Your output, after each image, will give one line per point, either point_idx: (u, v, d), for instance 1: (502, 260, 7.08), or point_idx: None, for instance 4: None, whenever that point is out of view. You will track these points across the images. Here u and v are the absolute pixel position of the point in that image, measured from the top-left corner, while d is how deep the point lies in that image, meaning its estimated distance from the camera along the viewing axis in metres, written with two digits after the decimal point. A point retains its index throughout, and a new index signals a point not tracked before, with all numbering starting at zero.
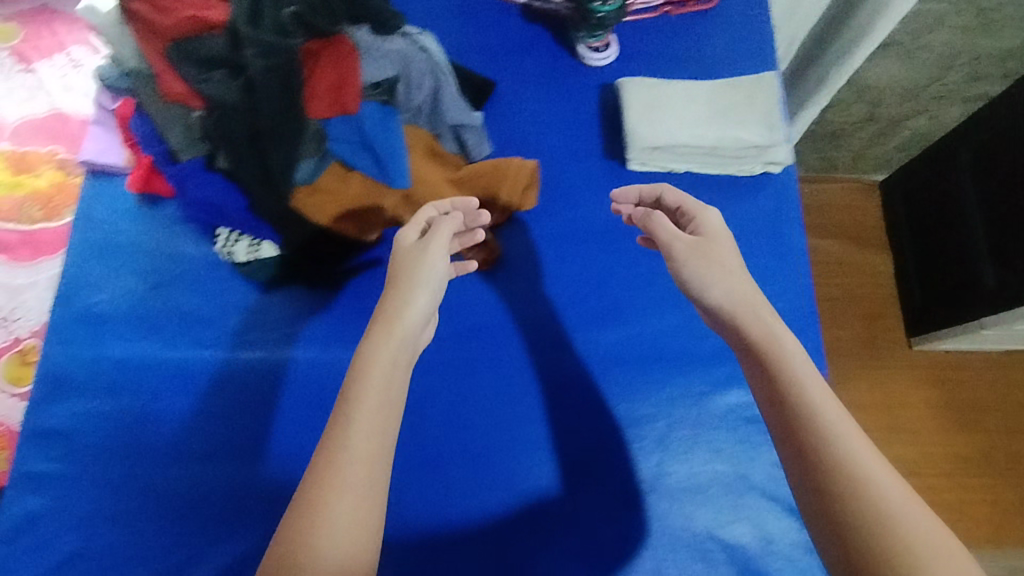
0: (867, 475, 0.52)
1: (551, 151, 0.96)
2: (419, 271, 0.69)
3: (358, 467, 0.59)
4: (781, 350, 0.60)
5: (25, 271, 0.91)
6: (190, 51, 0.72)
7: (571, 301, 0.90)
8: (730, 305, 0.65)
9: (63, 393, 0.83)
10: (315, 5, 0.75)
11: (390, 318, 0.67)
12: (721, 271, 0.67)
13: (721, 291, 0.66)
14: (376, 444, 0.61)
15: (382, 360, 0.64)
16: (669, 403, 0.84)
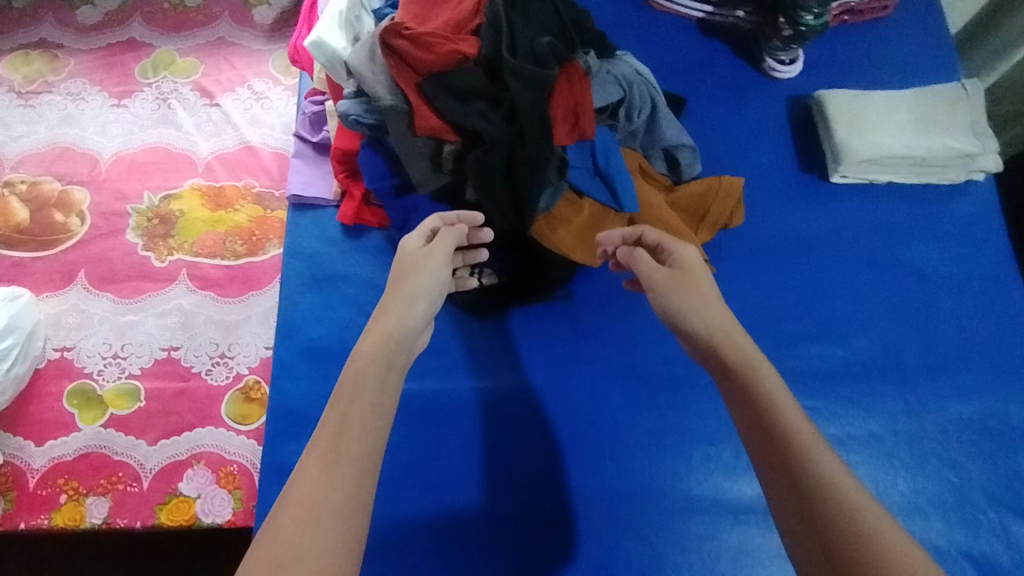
0: (842, 489, 0.51)
1: (746, 164, 0.96)
2: (405, 285, 0.69)
3: (351, 470, 0.55)
4: (758, 372, 0.59)
5: (237, 306, 0.91)
6: (449, 83, 0.73)
7: (785, 315, 0.89)
8: (707, 333, 0.64)
9: (296, 429, 0.82)
10: (559, 33, 0.77)
11: (382, 330, 0.66)
12: (699, 297, 0.66)
13: (699, 319, 0.64)
14: (336, 454, 0.55)
15: (373, 362, 0.63)
16: (900, 418, 0.85)
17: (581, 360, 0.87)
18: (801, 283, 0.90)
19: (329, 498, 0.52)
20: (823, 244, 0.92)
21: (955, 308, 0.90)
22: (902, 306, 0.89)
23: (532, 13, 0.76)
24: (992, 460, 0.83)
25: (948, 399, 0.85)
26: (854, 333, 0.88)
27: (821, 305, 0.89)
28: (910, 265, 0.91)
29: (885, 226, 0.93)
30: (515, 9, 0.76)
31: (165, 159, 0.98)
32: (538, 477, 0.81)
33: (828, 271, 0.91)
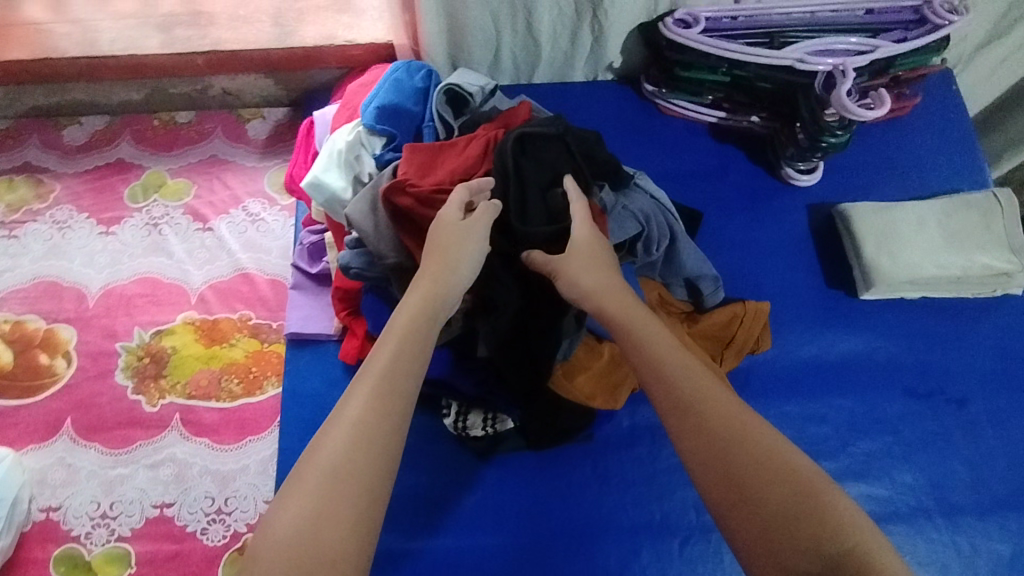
0: (725, 413, 0.56)
1: (769, 280, 0.91)
2: (452, 251, 0.63)
3: (386, 432, 0.52)
4: (637, 325, 0.63)
5: (234, 454, 0.85)
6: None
7: (820, 448, 0.83)
8: (594, 292, 0.65)
9: None
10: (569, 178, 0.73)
11: (424, 290, 0.62)
12: (582, 265, 0.65)
13: (589, 282, 0.65)
14: (372, 414, 0.53)
15: (412, 328, 0.59)
16: (953, 564, 0.78)
17: (604, 508, 0.81)
18: (834, 410, 0.85)
19: (358, 464, 0.50)
20: (855, 367, 0.87)
21: (1003, 436, 0.84)
22: (945, 435, 0.84)
23: (541, 155, 0.73)
24: None
25: (1001, 540, 0.79)
26: (895, 467, 0.82)
27: (857, 435, 0.84)
28: (950, 389, 0.86)
29: (919, 346, 0.88)
30: (524, 156, 0.72)
31: (156, 290, 0.93)
32: None
33: (863, 398, 0.85)
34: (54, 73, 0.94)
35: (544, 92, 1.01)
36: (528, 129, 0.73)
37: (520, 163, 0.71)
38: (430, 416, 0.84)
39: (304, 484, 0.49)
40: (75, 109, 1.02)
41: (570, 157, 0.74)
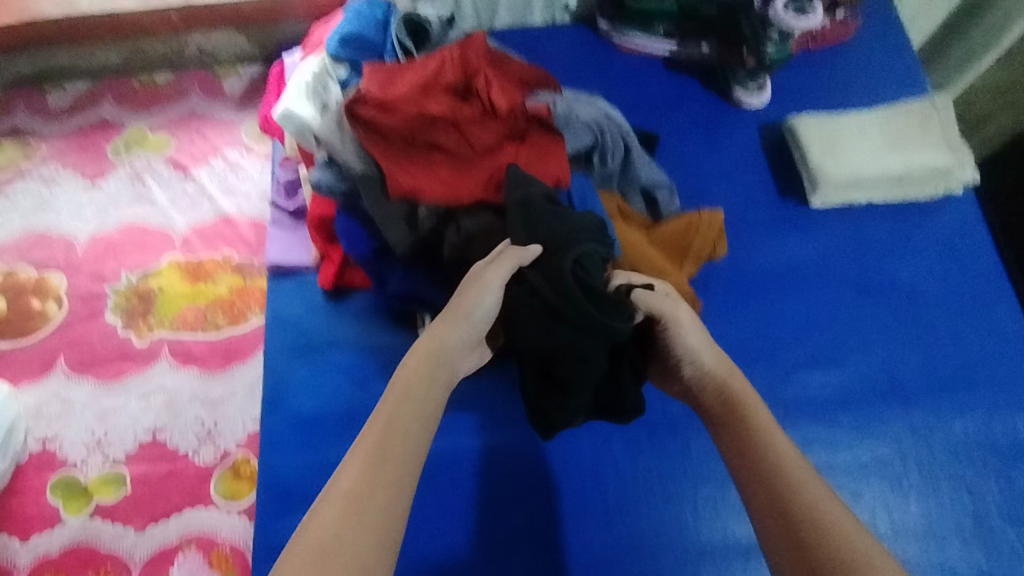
0: (812, 501, 0.52)
1: (725, 193, 0.95)
2: (455, 313, 0.64)
3: (386, 484, 0.52)
4: (746, 407, 0.61)
5: (222, 381, 0.90)
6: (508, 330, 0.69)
7: (779, 343, 0.88)
8: (714, 369, 0.65)
9: (289, 503, 0.80)
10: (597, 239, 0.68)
11: (425, 347, 0.62)
12: (690, 318, 0.67)
13: (711, 357, 0.66)
14: (371, 472, 0.52)
15: (417, 379, 0.60)
16: (908, 441, 0.82)
17: None
18: (790, 307, 0.89)
19: (359, 519, 0.49)
20: (809, 268, 0.91)
21: (949, 323, 0.88)
22: (897, 325, 0.88)
23: (598, 261, 0.67)
24: (1007, 478, 0.80)
25: (952, 415, 0.83)
26: (851, 358, 0.86)
27: (814, 329, 0.88)
28: (900, 282, 0.90)
29: (869, 245, 0.92)
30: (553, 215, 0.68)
31: (142, 236, 0.97)
32: (539, 533, 0.78)
33: (818, 296, 0.90)
34: (38, 37, 0.99)
35: (504, 36, 1.06)
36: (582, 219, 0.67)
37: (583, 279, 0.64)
38: (406, 332, 0.88)
39: (303, 550, 0.47)
40: (59, 75, 1.07)
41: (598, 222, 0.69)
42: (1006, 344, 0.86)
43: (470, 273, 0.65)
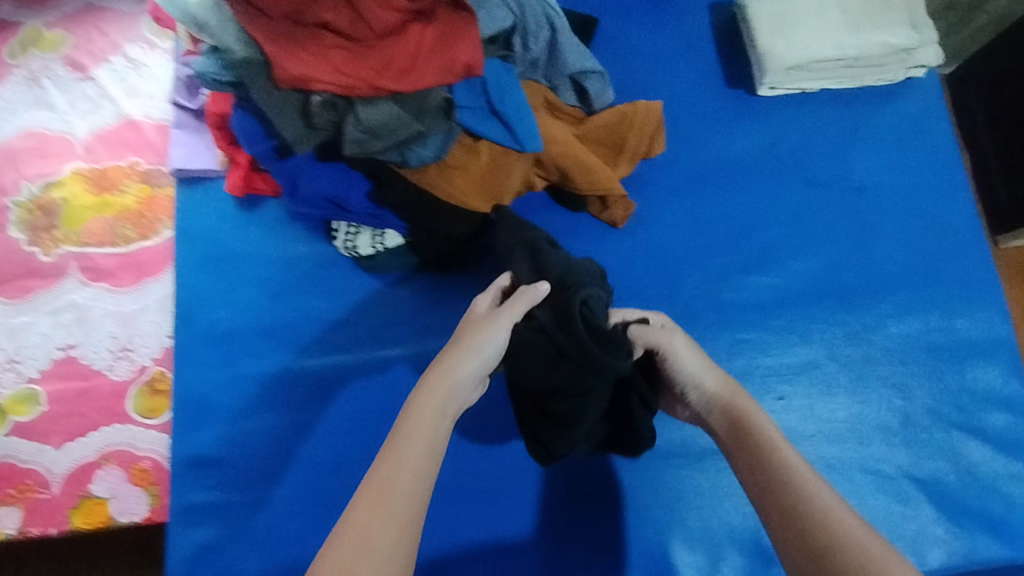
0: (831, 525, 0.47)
1: (668, 83, 0.87)
2: (467, 347, 0.58)
3: (386, 533, 0.47)
4: (755, 425, 0.56)
5: (134, 295, 0.85)
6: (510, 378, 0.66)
7: (717, 244, 0.83)
8: (718, 393, 0.60)
9: (207, 417, 0.78)
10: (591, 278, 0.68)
11: (436, 378, 0.57)
12: (687, 343, 0.63)
13: (714, 378, 0.61)
14: (374, 524, 0.47)
15: (430, 415, 0.54)
16: (837, 344, 0.80)
17: None
18: (731, 207, 0.84)
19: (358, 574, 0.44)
20: (755, 164, 0.85)
21: (898, 220, 0.83)
22: (842, 224, 0.83)
23: (602, 305, 0.64)
24: (936, 377, 0.79)
25: (888, 317, 0.80)
26: (790, 259, 0.82)
27: (755, 229, 0.83)
28: (850, 178, 0.84)
29: (820, 138, 0.86)
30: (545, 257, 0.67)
31: (41, 144, 0.90)
32: (460, 440, 0.77)
33: (760, 195, 0.84)
34: None
35: None
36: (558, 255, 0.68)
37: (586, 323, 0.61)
38: (322, 241, 0.83)
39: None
40: None
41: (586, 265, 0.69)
42: (956, 242, 0.82)
43: (466, 313, 0.63)
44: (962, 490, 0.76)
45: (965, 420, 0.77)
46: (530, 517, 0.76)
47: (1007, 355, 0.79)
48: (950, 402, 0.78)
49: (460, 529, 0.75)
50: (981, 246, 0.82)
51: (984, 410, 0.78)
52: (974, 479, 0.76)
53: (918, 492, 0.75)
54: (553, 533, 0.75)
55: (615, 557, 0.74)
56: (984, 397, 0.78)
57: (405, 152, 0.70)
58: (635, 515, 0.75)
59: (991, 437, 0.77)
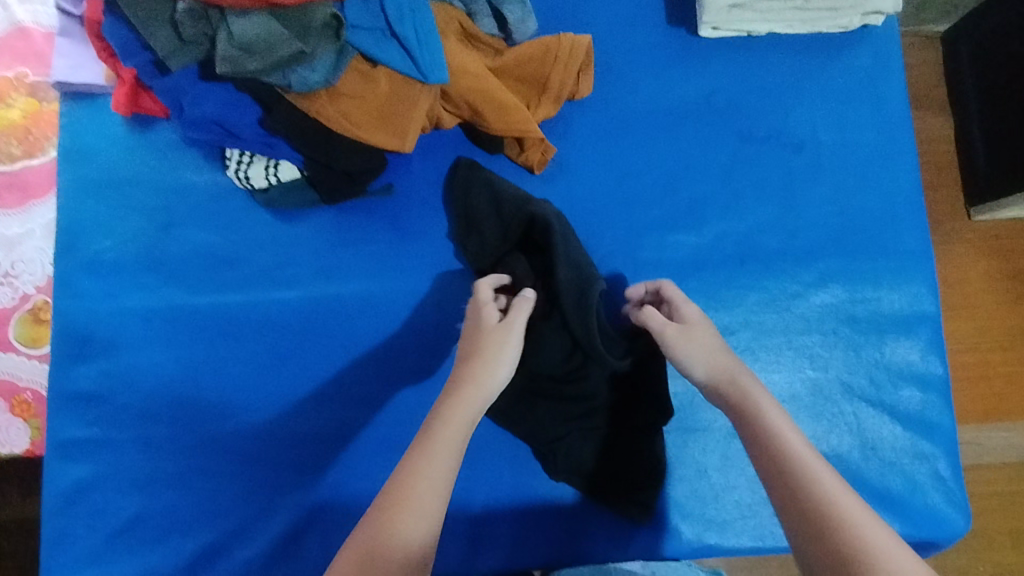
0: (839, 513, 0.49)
1: (605, 18, 0.80)
2: (497, 359, 0.61)
3: (413, 523, 0.51)
4: (757, 402, 0.57)
5: (19, 218, 0.80)
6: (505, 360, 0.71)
7: (643, 198, 0.77)
8: (715, 376, 0.60)
9: (86, 351, 0.74)
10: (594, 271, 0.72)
11: (467, 387, 0.59)
12: (684, 331, 0.63)
13: (712, 362, 0.61)
14: (402, 516, 0.52)
15: (460, 424, 0.57)
16: (757, 310, 0.75)
17: (405, 261, 0.76)
18: (662, 158, 0.78)
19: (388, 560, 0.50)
20: (692, 111, 0.79)
21: (835, 182, 0.78)
22: (777, 182, 0.78)
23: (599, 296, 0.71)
24: (854, 350, 0.75)
25: (812, 285, 0.76)
26: (718, 217, 0.77)
27: (685, 183, 0.78)
28: (790, 133, 0.79)
29: (761, 88, 0.79)
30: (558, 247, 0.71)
31: None
32: (354, 388, 0.74)
33: (693, 145, 0.78)
34: None
35: None
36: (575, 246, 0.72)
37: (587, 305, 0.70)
38: (217, 170, 0.77)
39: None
40: None
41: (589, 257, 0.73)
42: (894, 208, 0.78)
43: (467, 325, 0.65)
44: (866, 467, 0.73)
45: (880, 396, 0.75)
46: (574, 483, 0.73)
47: (931, 331, 0.76)
48: (865, 376, 0.75)
49: None
50: (918, 214, 0.78)
51: (899, 387, 0.75)
52: (882, 458, 0.73)
53: (820, 466, 0.73)
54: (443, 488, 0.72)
55: (504, 515, 0.73)
56: (900, 373, 0.75)
57: (288, 75, 0.64)
58: (528, 473, 0.73)
59: (903, 414, 0.74)
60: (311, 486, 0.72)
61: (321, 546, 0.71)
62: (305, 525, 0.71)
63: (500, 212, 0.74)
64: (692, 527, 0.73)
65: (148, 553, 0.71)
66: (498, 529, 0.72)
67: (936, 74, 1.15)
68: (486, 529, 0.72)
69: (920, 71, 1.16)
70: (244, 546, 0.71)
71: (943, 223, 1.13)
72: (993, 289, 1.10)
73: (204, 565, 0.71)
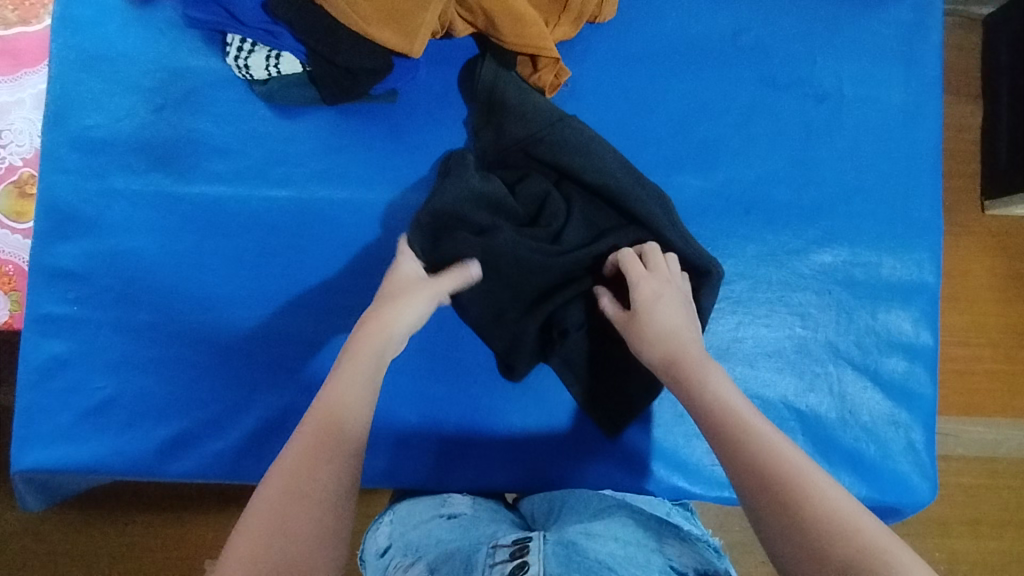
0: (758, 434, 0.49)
1: None
2: (402, 298, 0.60)
3: (344, 449, 0.49)
4: (694, 355, 0.57)
5: (8, 86, 0.78)
6: (526, 266, 0.66)
7: (653, 135, 0.75)
8: (659, 347, 0.59)
9: (69, 227, 0.72)
10: (614, 178, 0.68)
11: (373, 325, 0.58)
12: (636, 313, 0.61)
13: (653, 339, 0.60)
14: (329, 440, 0.49)
15: (368, 353, 0.56)
16: (756, 263, 0.74)
17: (402, 173, 0.74)
18: (676, 96, 0.75)
19: (314, 485, 0.46)
20: (714, 53, 0.76)
21: (851, 141, 0.75)
22: (791, 135, 0.75)
23: (607, 208, 0.70)
24: (847, 313, 0.74)
25: (814, 243, 0.74)
26: (727, 164, 0.75)
27: (697, 125, 0.75)
28: (813, 84, 0.76)
29: (790, 35, 0.76)
30: (577, 153, 0.69)
31: None
32: (338, 296, 0.73)
33: (712, 87, 0.75)
34: None
35: None
36: (599, 151, 0.69)
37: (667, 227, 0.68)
38: (217, 57, 0.74)
39: (260, 508, 0.45)
40: None
41: (619, 163, 0.70)
42: (909, 176, 0.76)
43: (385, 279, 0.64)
44: (839, 429, 0.73)
45: (868, 361, 0.74)
46: (564, 427, 0.73)
47: (925, 303, 0.75)
48: (852, 340, 0.74)
49: (419, 388, 0.73)
50: (931, 185, 0.76)
51: (885, 353, 0.74)
52: (859, 423, 0.73)
53: (795, 422, 0.72)
54: (418, 401, 0.73)
55: (478, 427, 0.73)
56: (889, 342, 0.74)
57: None
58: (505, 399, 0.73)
59: (886, 381, 0.74)
60: (288, 385, 0.72)
61: None
62: (279, 424, 0.71)
63: (528, 117, 0.70)
64: (661, 466, 0.73)
65: (120, 435, 0.71)
66: (469, 445, 0.73)
67: (972, 57, 1.11)
68: (460, 429, 0.73)
69: (956, 52, 1.12)
70: (216, 439, 0.71)
71: (955, 214, 1.10)
72: (993, 285, 1.09)
73: (175, 452, 0.71)
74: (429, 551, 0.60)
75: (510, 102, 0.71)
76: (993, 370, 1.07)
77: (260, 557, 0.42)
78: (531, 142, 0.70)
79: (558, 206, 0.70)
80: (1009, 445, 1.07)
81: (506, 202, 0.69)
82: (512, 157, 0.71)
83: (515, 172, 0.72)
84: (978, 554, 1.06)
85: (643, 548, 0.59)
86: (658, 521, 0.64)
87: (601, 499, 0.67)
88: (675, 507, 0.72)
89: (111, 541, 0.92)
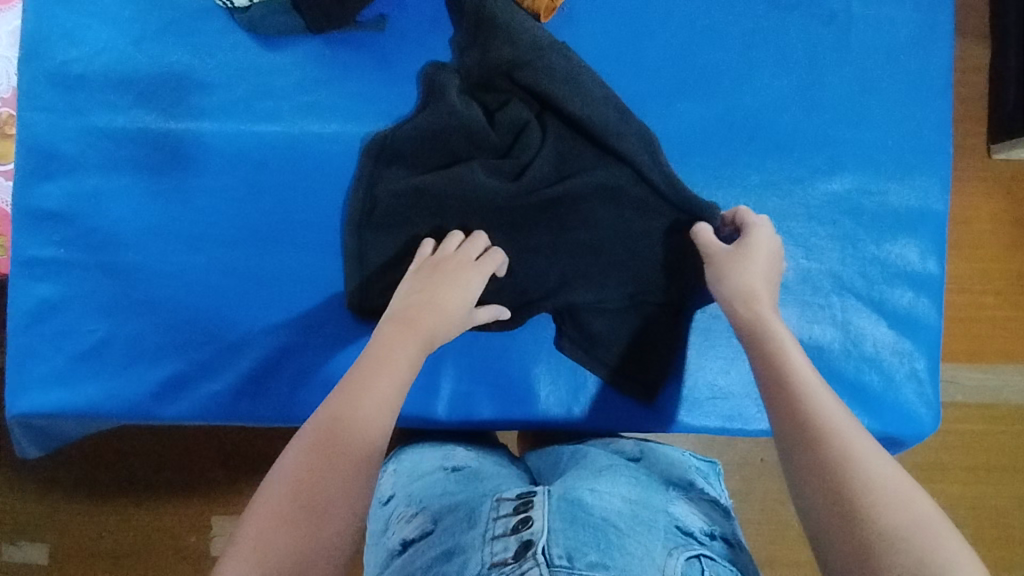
0: (822, 403, 0.49)
1: None
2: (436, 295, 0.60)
3: (373, 429, 0.48)
4: (758, 311, 0.58)
5: None
6: (488, 199, 0.67)
7: (653, 62, 0.72)
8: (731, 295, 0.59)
9: (51, 167, 0.70)
10: (594, 113, 0.67)
11: (410, 320, 0.57)
12: (745, 256, 0.61)
13: (727, 286, 0.60)
14: (355, 426, 0.47)
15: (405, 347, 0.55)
16: (760, 193, 0.72)
17: (392, 107, 0.71)
18: (675, 21, 0.72)
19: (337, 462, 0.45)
20: None
21: (857, 66, 0.73)
22: (795, 62, 0.72)
23: (587, 142, 0.68)
24: (852, 243, 0.72)
25: (819, 172, 0.72)
26: (729, 92, 0.72)
27: (697, 52, 0.72)
28: (817, 6, 0.73)
29: None
30: (561, 81, 0.67)
31: None
32: (329, 237, 0.71)
33: (713, 13, 0.72)
34: None
35: None
36: (583, 82, 0.68)
37: (648, 165, 0.67)
38: None
39: (273, 494, 0.43)
40: None
41: (602, 96, 0.68)
42: (918, 103, 0.73)
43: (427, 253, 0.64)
44: (841, 361, 0.72)
45: (873, 293, 0.72)
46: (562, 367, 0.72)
47: (931, 232, 0.73)
48: (856, 271, 0.72)
49: None
50: (940, 112, 0.73)
51: (890, 285, 0.73)
52: (864, 356, 0.72)
53: None
54: None
55: (471, 406, 0.71)
56: (895, 273, 0.73)
57: None
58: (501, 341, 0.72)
59: (893, 313, 0.72)
60: (282, 325, 0.70)
61: (289, 387, 0.70)
62: (275, 365, 0.70)
63: (515, 41, 0.67)
64: (663, 403, 0.72)
65: (115, 378, 0.69)
66: (466, 404, 0.71)
67: None
68: (453, 411, 0.71)
69: None
70: (212, 381, 0.70)
71: (960, 159, 1.07)
72: (997, 230, 1.06)
73: (171, 394, 0.70)
74: (434, 502, 0.59)
75: (500, 19, 0.67)
76: (994, 313, 1.06)
77: (282, 548, 0.40)
78: (516, 65, 0.67)
79: (535, 136, 0.69)
80: (1008, 390, 1.06)
81: (477, 133, 0.68)
82: (494, 83, 0.69)
83: (499, 97, 0.69)
84: (975, 498, 1.06)
85: (648, 502, 0.57)
86: (664, 481, 0.62)
87: (607, 457, 0.65)
88: (699, 464, 0.68)
89: (110, 494, 0.92)
